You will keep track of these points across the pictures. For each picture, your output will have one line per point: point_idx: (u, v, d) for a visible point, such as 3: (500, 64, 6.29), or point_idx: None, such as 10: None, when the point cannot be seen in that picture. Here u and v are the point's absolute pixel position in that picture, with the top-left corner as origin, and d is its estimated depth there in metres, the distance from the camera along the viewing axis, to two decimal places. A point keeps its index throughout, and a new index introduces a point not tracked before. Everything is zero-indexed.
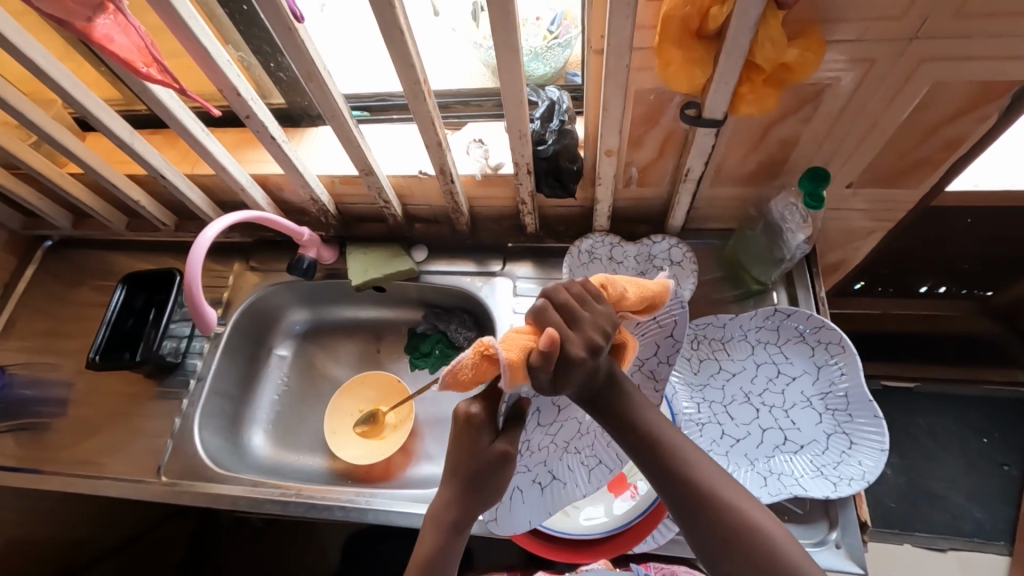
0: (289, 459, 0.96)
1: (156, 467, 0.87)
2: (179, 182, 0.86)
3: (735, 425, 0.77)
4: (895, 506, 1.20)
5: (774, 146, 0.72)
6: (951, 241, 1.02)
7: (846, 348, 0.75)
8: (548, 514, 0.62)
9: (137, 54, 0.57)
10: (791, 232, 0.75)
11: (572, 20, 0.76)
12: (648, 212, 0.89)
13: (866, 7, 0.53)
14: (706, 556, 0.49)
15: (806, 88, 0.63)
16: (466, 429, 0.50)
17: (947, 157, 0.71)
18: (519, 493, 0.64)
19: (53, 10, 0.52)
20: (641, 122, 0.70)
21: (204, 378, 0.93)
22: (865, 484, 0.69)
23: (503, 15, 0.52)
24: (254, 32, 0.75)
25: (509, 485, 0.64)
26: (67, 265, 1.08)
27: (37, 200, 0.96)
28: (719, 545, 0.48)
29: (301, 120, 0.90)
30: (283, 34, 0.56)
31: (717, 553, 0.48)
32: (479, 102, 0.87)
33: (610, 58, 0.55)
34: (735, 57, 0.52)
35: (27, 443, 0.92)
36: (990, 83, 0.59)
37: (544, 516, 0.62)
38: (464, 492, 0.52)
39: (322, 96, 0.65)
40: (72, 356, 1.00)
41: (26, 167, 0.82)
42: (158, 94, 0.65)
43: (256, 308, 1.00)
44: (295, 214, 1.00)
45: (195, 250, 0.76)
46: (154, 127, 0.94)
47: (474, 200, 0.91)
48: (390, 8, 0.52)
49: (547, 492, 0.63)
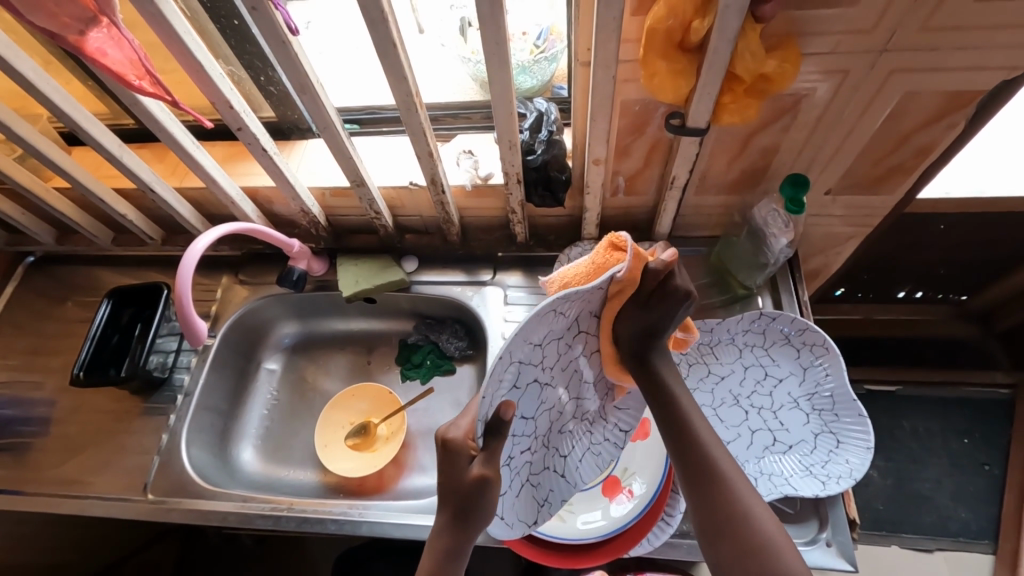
0: (280, 474, 0.95)
1: (142, 485, 0.85)
2: (168, 195, 0.86)
3: (725, 427, 0.78)
4: (882, 508, 1.22)
5: (755, 155, 0.75)
6: (925, 245, 1.06)
7: (830, 349, 0.77)
8: (598, 471, 0.69)
9: (129, 67, 0.58)
10: (774, 237, 0.78)
11: (559, 34, 0.78)
12: (636, 220, 0.91)
13: (839, 20, 0.56)
14: (704, 534, 0.52)
15: (785, 98, 0.65)
16: (444, 454, 0.54)
17: (919, 164, 0.74)
18: (560, 477, 0.66)
19: (45, 24, 0.52)
20: (628, 132, 0.72)
21: (192, 393, 0.92)
22: (853, 481, 0.71)
23: (493, 29, 0.54)
24: (246, 47, 0.76)
25: (551, 478, 0.65)
26: (51, 282, 1.06)
27: (21, 216, 0.95)
28: (720, 522, 0.52)
29: (292, 133, 0.91)
30: (277, 47, 0.57)
31: (713, 529, 0.52)
32: (468, 115, 0.88)
33: (598, 71, 0.57)
34: (716, 68, 0.54)
35: (8, 464, 0.90)
36: (958, 92, 0.63)
37: (597, 473, 0.69)
38: (452, 518, 0.55)
39: (315, 108, 0.65)
40: (55, 373, 0.98)
41: (10, 181, 0.81)
42: (149, 107, 0.65)
43: (245, 321, 0.99)
44: (285, 226, 1.00)
45: (185, 261, 0.76)
46: (142, 140, 0.94)
47: (464, 211, 0.93)
48: (384, 22, 0.54)
49: (585, 457, 0.68)
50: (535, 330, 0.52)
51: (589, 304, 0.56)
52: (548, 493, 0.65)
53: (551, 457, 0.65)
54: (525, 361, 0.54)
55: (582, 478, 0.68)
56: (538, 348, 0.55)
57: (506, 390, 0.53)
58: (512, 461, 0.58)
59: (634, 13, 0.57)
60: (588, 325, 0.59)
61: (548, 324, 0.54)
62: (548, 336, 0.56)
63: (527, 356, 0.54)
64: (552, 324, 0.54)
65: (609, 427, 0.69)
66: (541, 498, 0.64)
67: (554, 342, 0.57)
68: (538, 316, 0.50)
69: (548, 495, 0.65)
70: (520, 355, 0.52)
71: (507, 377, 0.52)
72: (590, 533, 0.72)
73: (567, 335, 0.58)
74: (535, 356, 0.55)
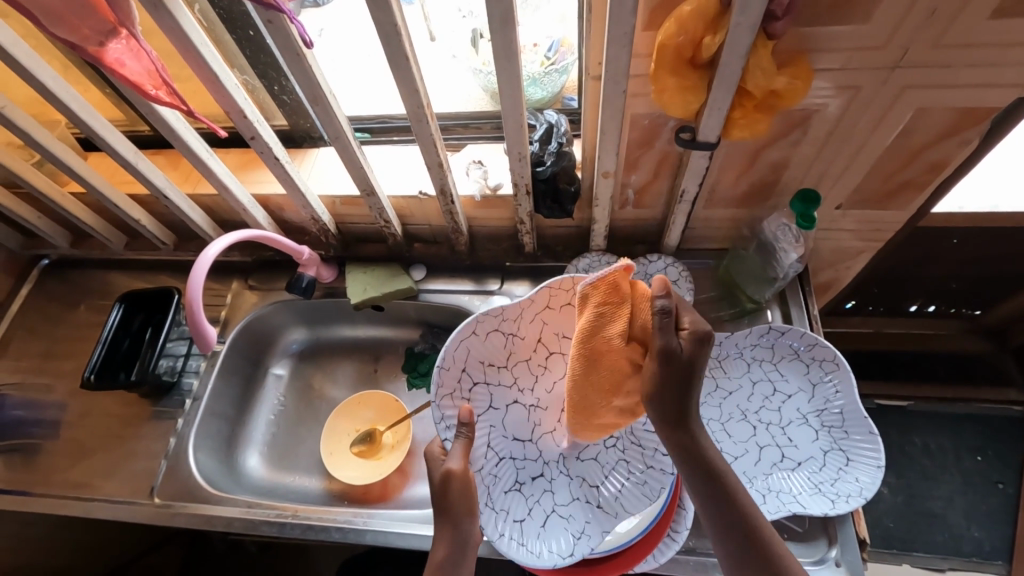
0: (286, 480, 0.95)
1: (149, 489, 0.85)
2: (181, 202, 0.87)
3: (733, 443, 0.78)
4: (893, 526, 1.20)
5: (765, 169, 0.75)
6: (937, 259, 1.05)
7: (840, 365, 0.76)
8: (650, 502, 0.70)
9: (147, 78, 0.59)
10: (785, 251, 0.78)
11: (569, 46, 0.78)
12: (645, 232, 0.91)
13: (852, 37, 0.55)
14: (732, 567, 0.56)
15: (796, 113, 0.65)
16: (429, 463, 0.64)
17: (931, 180, 0.74)
18: (602, 509, 0.72)
19: (66, 36, 0.53)
20: (637, 145, 0.72)
21: (200, 398, 0.92)
22: (863, 500, 0.70)
23: (505, 42, 0.54)
24: (260, 58, 0.77)
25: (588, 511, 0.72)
26: (64, 285, 1.07)
27: (37, 220, 0.96)
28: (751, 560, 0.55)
29: (303, 141, 0.92)
30: (292, 59, 0.58)
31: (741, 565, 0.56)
32: (478, 125, 0.89)
33: (608, 84, 0.57)
34: (727, 83, 0.54)
35: (17, 465, 0.91)
36: (971, 109, 0.62)
37: (647, 504, 0.70)
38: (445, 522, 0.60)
39: (327, 119, 0.66)
40: (66, 376, 0.99)
41: (27, 185, 0.82)
42: (165, 116, 0.67)
43: (255, 327, 1.00)
44: (295, 233, 1.01)
45: (197, 267, 0.76)
46: (157, 147, 0.96)
47: (473, 220, 0.93)
48: (398, 37, 0.54)
49: (627, 486, 0.72)
50: (492, 353, 0.74)
51: (544, 325, 0.75)
52: (586, 525, 0.71)
53: (580, 487, 0.74)
54: (498, 385, 0.75)
55: (626, 507, 0.71)
56: (507, 372, 0.75)
57: (484, 403, 0.73)
58: (523, 486, 0.73)
59: (645, 28, 0.58)
60: (559, 344, 0.75)
61: (505, 345, 0.74)
62: (515, 360, 0.75)
63: (499, 380, 0.75)
64: (510, 346, 0.74)
65: (644, 451, 0.73)
66: (578, 531, 0.70)
67: (524, 364, 0.76)
68: (481, 338, 0.72)
69: (589, 527, 0.70)
70: (484, 376, 0.73)
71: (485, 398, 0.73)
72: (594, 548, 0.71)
73: (537, 358, 0.76)
74: (506, 379, 0.75)
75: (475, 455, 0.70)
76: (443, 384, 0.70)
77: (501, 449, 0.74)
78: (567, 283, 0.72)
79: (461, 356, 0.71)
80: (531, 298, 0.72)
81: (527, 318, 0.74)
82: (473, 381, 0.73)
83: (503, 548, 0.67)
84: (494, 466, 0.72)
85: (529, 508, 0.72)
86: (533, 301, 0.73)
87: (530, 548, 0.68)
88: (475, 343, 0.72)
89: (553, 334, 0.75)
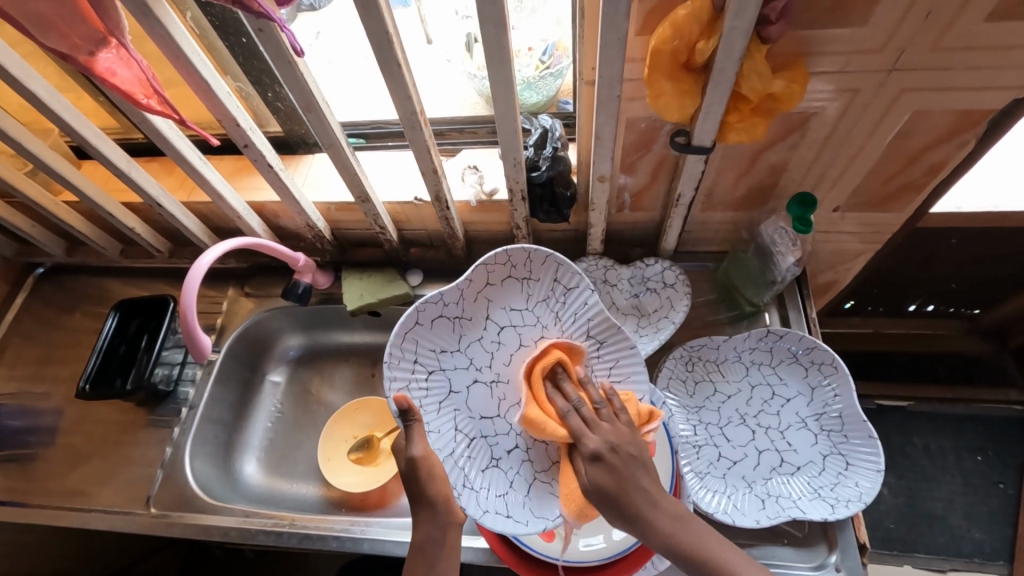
0: (283, 488, 0.95)
1: (145, 498, 0.85)
2: (175, 210, 0.86)
3: (731, 447, 0.77)
4: (894, 527, 1.19)
5: (763, 172, 0.74)
6: (936, 260, 1.05)
7: (839, 369, 0.75)
8: None
9: (138, 87, 0.59)
10: (781, 255, 0.77)
11: (564, 50, 0.78)
12: (642, 235, 0.90)
13: (849, 40, 0.55)
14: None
15: (793, 116, 0.65)
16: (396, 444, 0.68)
17: (929, 182, 0.73)
18: None
19: (56, 46, 0.53)
20: (633, 149, 0.72)
21: (197, 406, 0.91)
22: (863, 505, 0.69)
23: (499, 48, 0.54)
24: (254, 64, 0.77)
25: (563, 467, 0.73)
26: (60, 293, 1.07)
27: (31, 228, 0.95)
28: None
29: (298, 147, 0.91)
30: (284, 67, 0.58)
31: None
32: (474, 130, 0.88)
33: (602, 89, 0.56)
34: (723, 88, 0.54)
35: (13, 475, 0.90)
36: (968, 111, 0.62)
37: None
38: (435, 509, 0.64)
39: (321, 127, 0.66)
40: (62, 385, 0.99)
41: (20, 194, 0.82)
42: (158, 125, 0.66)
43: (251, 333, 0.99)
44: (291, 239, 1.00)
45: (191, 275, 0.76)
46: (151, 154, 0.95)
47: (469, 225, 0.92)
48: (390, 43, 0.54)
49: None
50: (440, 340, 0.73)
51: (488, 300, 0.74)
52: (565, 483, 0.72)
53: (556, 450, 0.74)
54: (454, 369, 0.74)
55: None
56: (461, 355, 0.74)
57: (438, 393, 0.73)
58: (499, 461, 0.73)
59: (640, 33, 0.57)
60: (506, 317, 0.74)
61: (453, 330, 0.73)
62: (464, 342, 0.74)
63: (454, 365, 0.74)
64: (458, 328, 0.73)
65: None
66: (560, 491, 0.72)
67: (476, 344, 0.74)
68: (428, 327, 0.72)
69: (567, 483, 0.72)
70: (438, 364, 0.73)
71: (437, 388, 0.73)
72: (591, 556, 0.71)
73: (485, 334, 0.74)
74: (461, 362, 0.74)
75: (441, 441, 0.71)
76: (397, 380, 0.70)
77: (470, 430, 0.74)
78: (502, 257, 0.71)
79: (409, 349, 0.71)
80: (468, 278, 0.71)
81: (464, 296, 0.73)
82: (428, 371, 0.72)
83: (489, 523, 0.68)
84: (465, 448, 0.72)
85: (509, 481, 0.73)
86: (471, 281, 0.72)
87: (515, 518, 0.70)
88: (421, 333, 0.72)
89: (498, 309, 0.74)
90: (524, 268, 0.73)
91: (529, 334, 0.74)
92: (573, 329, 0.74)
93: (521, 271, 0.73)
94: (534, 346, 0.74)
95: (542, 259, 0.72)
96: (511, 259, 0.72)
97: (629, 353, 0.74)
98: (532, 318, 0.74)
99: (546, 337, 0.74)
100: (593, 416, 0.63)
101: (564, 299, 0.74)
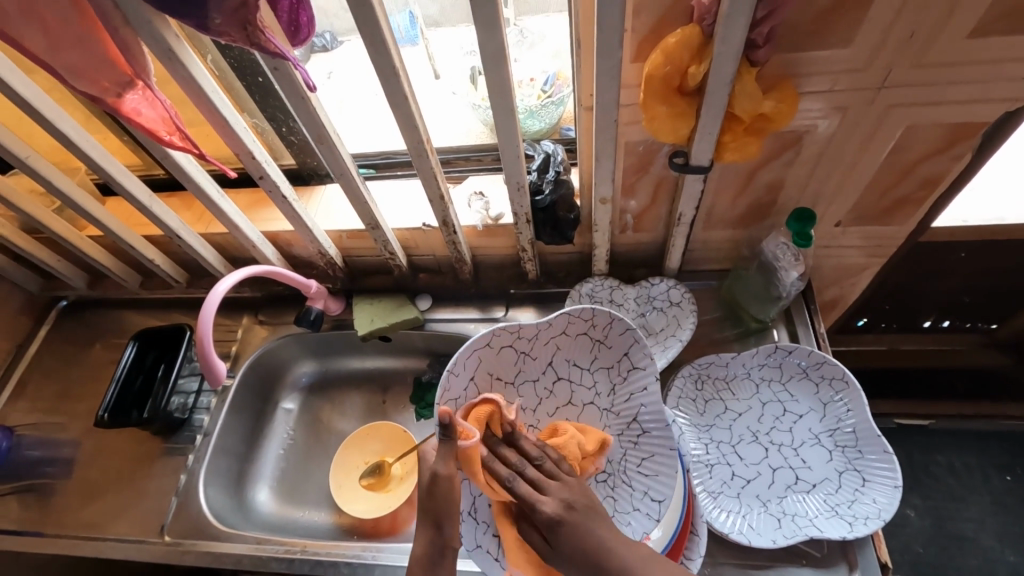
0: (296, 516, 0.94)
1: (160, 527, 0.86)
2: (193, 240, 0.89)
3: (745, 465, 0.76)
4: (922, 551, 1.15)
5: (762, 190, 0.76)
6: (945, 274, 1.05)
7: (850, 384, 0.75)
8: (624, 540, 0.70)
9: (162, 124, 0.62)
10: (784, 271, 0.77)
11: (564, 80, 0.82)
12: (646, 255, 0.91)
13: (836, 60, 0.57)
14: None
15: (787, 134, 0.67)
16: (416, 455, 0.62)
17: (928, 196, 0.74)
18: None
19: (87, 89, 0.57)
20: (633, 171, 0.74)
21: (211, 434, 0.93)
22: (882, 522, 0.68)
23: (499, 79, 0.56)
24: (269, 102, 0.81)
25: None
26: (81, 324, 1.10)
27: (56, 263, 0.99)
28: None
29: (311, 179, 0.95)
30: (297, 102, 0.61)
31: None
32: (479, 157, 0.91)
33: (599, 115, 0.59)
34: (715, 110, 0.56)
35: (32, 506, 0.92)
36: (962, 124, 0.63)
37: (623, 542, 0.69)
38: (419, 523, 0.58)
39: (332, 158, 0.69)
40: (81, 415, 1.01)
41: (48, 230, 0.86)
42: (178, 160, 0.69)
43: (265, 361, 1.01)
44: (303, 267, 1.02)
45: (207, 303, 0.78)
46: (171, 190, 0.99)
47: (477, 250, 0.94)
48: (396, 77, 0.57)
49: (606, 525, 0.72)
50: (503, 368, 0.76)
51: (557, 350, 0.77)
52: None
53: None
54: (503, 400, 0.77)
55: None
56: (514, 389, 0.77)
57: None
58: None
59: (633, 60, 0.60)
60: (567, 370, 0.77)
61: (516, 364, 0.76)
62: (522, 378, 0.77)
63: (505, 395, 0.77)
64: (521, 365, 0.76)
65: (635, 490, 0.72)
66: None
67: (532, 384, 0.77)
68: (495, 351, 0.75)
69: None
70: (492, 388, 0.76)
71: None
72: None
73: (545, 380, 0.78)
74: (513, 395, 0.77)
75: None
76: (450, 389, 0.72)
77: None
78: (582, 315, 0.73)
79: (471, 365, 0.73)
80: (547, 323, 0.74)
81: (540, 342, 0.76)
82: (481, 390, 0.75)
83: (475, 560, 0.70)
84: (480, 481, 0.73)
85: None
86: (550, 326, 0.75)
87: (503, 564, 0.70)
88: (487, 354, 0.74)
89: (562, 360, 0.77)
90: (602, 331, 0.74)
91: (581, 395, 0.77)
92: (624, 407, 0.75)
93: (595, 333, 0.74)
94: (582, 410, 0.77)
95: (617, 329, 0.73)
96: (594, 318, 0.73)
97: (669, 452, 0.71)
98: (589, 381, 0.77)
99: (595, 404, 0.77)
100: (537, 474, 0.58)
101: (624, 376, 0.74)
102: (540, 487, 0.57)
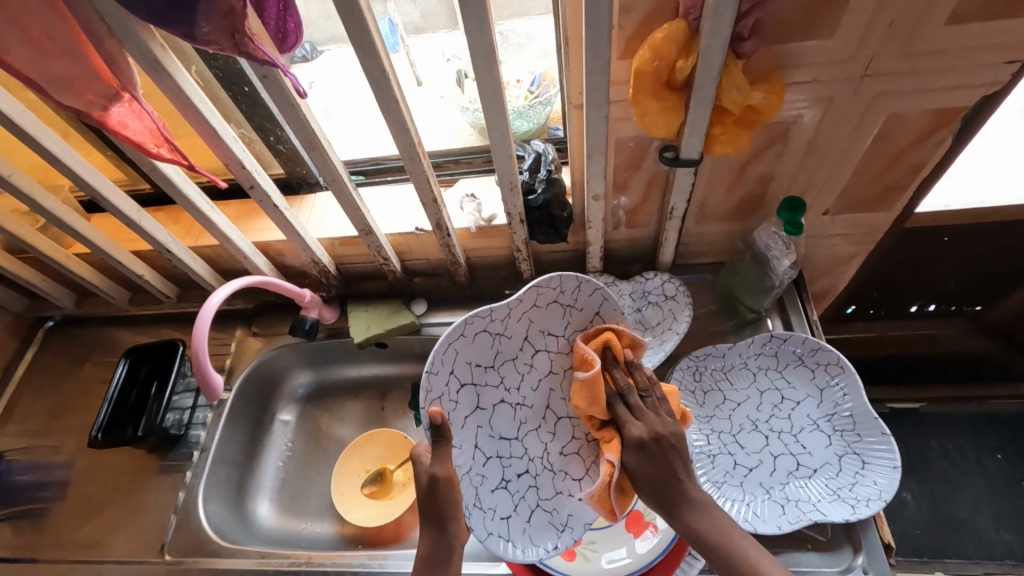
0: (298, 528, 0.93)
1: (159, 545, 0.84)
2: (183, 254, 0.88)
3: (746, 454, 0.77)
4: (920, 533, 1.15)
5: (753, 182, 0.77)
6: (931, 259, 1.07)
7: (845, 368, 0.76)
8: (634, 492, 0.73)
9: (149, 137, 0.62)
10: (777, 260, 0.79)
11: (551, 80, 0.82)
12: (640, 251, 0.92)
13: (819, 51, 0.58)
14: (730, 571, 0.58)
15: (775, 126, 0.68)
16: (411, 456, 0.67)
17: (912, 181, 0.76)
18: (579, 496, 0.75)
19: (72, 103, 0.56)
20: (625, 168, 0.74)
21: (208, 448, 0.91)
22: (883, 503, 0.69)
23: (489, 80, 0.57)
24: (256, 111, 0.80)
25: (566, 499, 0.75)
26: (68, 344, 1.08)
27: (42, 282, 0.98)
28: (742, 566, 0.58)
29: (301, 187, 0.94)
30: (287, 109, 0.61)
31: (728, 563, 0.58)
32: (468, 160, 0.91)
33: (590, 112, 0.60)
34: (704, 103, 0.57)
35: (25, 531, 0.90)
36: (943, 110, 0.64)
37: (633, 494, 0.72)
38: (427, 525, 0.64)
39: (324, 164, 0.68)
40: (72, 436, 0.99)
41: (32, 249, 0.84)
42: (167, 172, 0.69)
43: (260, 372, 1.00)
44: (296, 277, 1.02)
45: (201, 317, 0.77)
46: (158, 204, 0.98)
47: (471, 252, 0.95)
48: (387, 81, 0.57)
49: None
50: (479, 354, 0.72)
51: (530, 324, 0.74)
52: (568, 518, 0.74)
53: (563, 480, 0.75)
54: (484, 386, 0.73)
55: None
56: (493, 372, 0.73)
57: (469, 403, 0.72)
58: (508, 484, 0.74)
59: (622, 56, 0.61)
60: (542, 342, 0.75)
61: (492, 347, 0.72)
62: (499, 359, 0.74)
63: (485, 380, 0.73)
64: (497, 345, 0.72)
65: None
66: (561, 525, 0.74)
67: (509, 363, 0.74)
68: (470, 340, 0.70)
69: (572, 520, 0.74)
70: (472, 377, 0.72)
71: (467, 399, 0.71)
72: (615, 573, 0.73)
73: (522, 355, 0.75)
74: (492, 379, 0.73)
75: (462, 458, 0.70)
76: (432, 391, 0.67)
77: (488, 449, 0.73)
78: (553, 283, 0.71)
79: (449, 360, 0.68)
80: (519, 299, 0.70)
81: (512, 318, 0.72)
82: (461, 382, 0.71)
83: (491, 547, 0.68)
84: (481, 465, 0.72)
85: (515, 505, 0.73)
86: (521, 301, 0.71)
87: (515, 543, 0.71)
88: (463, 344, 0.70)
89: (537, 332, 0.74)
90: (571, 296, 0.73)
91: (561, 362, 0.76)
92: None
93: (567, 298, 0.73)
94: (564, 374, 0.76)
95: (589, 290, 0.72)
96: (562, 284, 0.71)
97: None
98: (567, 347, 0.75)
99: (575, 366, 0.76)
100: (639, 403, 0.66)
101: None
102: (638, 414, 0.66)
